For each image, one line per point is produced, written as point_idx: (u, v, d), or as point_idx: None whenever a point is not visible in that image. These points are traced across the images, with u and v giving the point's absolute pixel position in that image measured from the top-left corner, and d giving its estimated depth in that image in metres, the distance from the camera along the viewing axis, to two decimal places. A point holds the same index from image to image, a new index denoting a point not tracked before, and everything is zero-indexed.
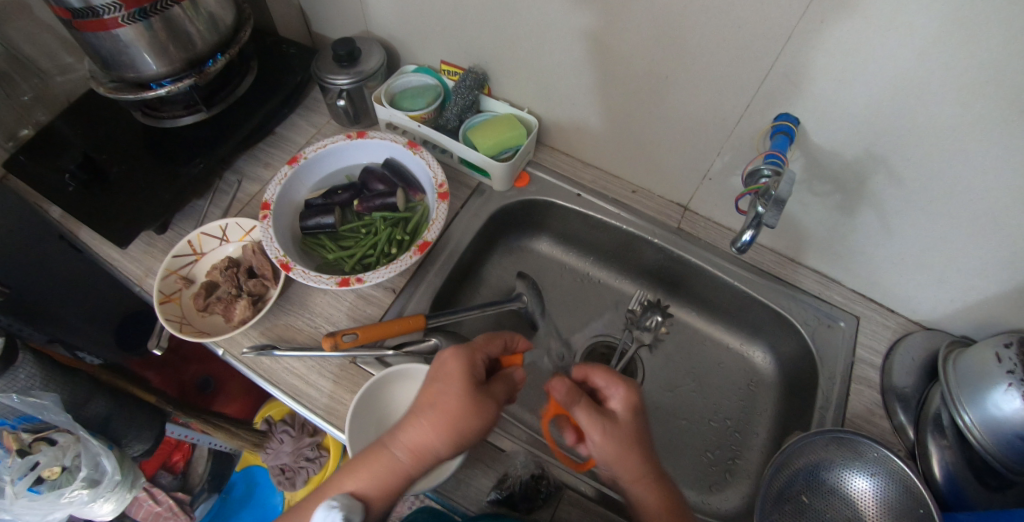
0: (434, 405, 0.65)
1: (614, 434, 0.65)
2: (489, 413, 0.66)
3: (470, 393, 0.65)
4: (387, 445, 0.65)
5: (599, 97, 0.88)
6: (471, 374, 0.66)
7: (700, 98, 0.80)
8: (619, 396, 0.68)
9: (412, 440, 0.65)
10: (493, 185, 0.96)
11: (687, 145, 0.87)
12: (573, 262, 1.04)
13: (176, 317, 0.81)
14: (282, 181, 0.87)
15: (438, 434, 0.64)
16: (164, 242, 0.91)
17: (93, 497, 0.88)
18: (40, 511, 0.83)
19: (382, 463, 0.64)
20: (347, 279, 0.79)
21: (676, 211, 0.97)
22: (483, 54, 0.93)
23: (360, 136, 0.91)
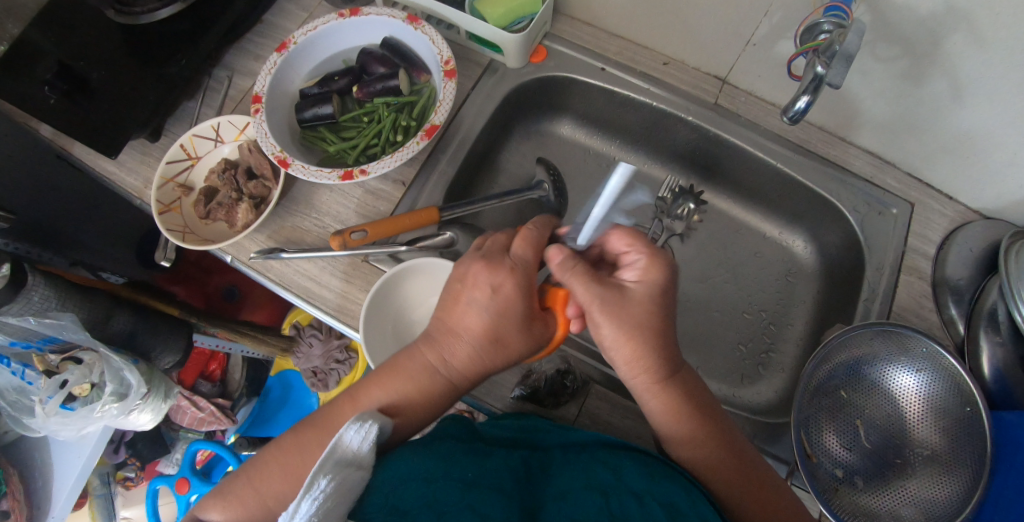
0: (495, 344, 0.57)
1: (619, 317, 0.57)
2: (541, 337, 0.59)
3: (530, 331, 0.58)
4: (439, 371, 0.58)
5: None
6: (530, 313, 0.58)
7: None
8: (638, 271, 0.59)
9: (456, 362, 0.58)
10: (507, 62, 0.85)
11: (728, 7, 0.74)
12: (597, 146, 0.95)
13: (178, 227, 0.77)
14: (272, 69, 0.78)
15: (497, 366, 0.59)
16: (159, 150, 0.85)
17: (124, 410, 0.89)
18: (75, 426, 0.87)
19: (437, 391, 0.58)
20: (350, 172, 0.73)
21: (713, 85, 0.86)
22: None
23: (353, 12, 0.80)
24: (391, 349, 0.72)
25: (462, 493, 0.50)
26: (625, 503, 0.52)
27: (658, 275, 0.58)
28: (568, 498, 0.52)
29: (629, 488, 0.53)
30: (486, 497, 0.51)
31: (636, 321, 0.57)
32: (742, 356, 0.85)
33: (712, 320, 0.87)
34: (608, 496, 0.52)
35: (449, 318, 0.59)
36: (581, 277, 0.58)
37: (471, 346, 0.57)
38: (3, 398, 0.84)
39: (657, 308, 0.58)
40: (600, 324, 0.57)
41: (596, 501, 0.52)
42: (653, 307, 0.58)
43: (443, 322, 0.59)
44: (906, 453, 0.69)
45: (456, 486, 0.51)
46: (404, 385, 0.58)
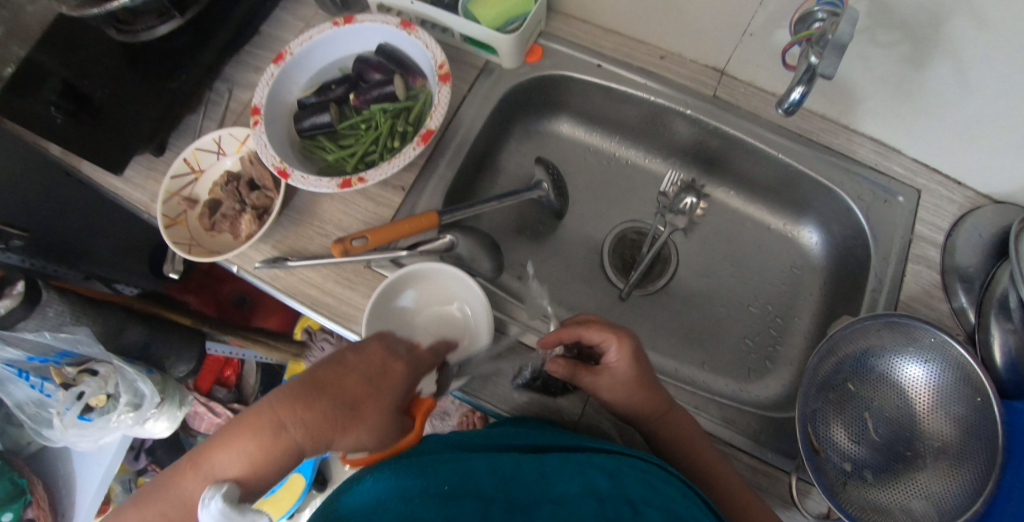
0: (356, 408, 0.55)
1: (618, 395, 0.68)
2: (394, 427, 0.56)
3: (388, 413, 0.56)
4: (286, 425, 0.53)
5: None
6: (395, 400, 0.57)
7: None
8: (616, 352, 0.68)
9: (312, 418, 0.53)
10: (502, 63, 0.85)
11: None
12: (597, 143, 0.94)
13: (184, 240, 0.78)
14: (270, 81, 0.79)
15: (347, 439, 0.54)
16: (164, 165, 0.87)
17: (139, 419, 0.90)
18: (93, 435, 0.88)
19: (276, 447, 0.53)
20: (349, 180, 0.74)
21: (712, 77, 0.85)
22: None
23: (346, 21, 0.80)
24: None
25: (440, 507, 0.51)
26: (620, 510, 0.53)
27: (632, 350, 0.68)
28: (562, 503, 0.53)
29: (625, 494, 0.54)
30: (464, 508, 0.51)
31: (640, 391, 0.68)
32: (749, 350, 0.85)
33: (717, 314, 0.87)
34: (604, 501, 0.53)
35: (321, 378, 0.55)
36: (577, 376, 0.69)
37: (322, 411, 0.54)
38: (22, 411, 0.84)
39: (637, 374, 0.68)
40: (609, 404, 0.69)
41: (593, 506, 0.53)
42: (637, 370, 0.68)
43: (312, 380, 0.55)
44: (917, 445, 0.68)
45: (435, 500, 0.51)
46: (243, 442, 0.52)
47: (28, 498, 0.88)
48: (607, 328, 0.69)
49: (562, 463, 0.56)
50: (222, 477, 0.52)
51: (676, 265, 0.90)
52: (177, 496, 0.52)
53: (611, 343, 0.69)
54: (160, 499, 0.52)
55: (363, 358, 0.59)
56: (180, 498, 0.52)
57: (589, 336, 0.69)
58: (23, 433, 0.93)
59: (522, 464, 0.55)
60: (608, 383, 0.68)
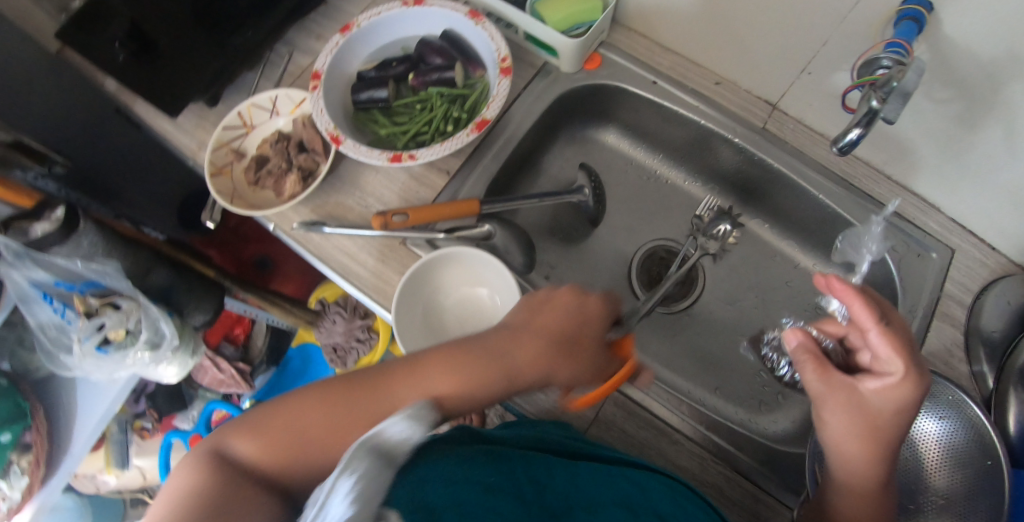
0: (568, 343, 0.62)
1: (847, 407, 0.57)
2: (599, 360, 0.62)
3: (593, 348, 0.62)
4: (504, 353, 0.60)
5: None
6: (599, 333, 0.64)
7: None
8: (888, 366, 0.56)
9: (525, 353, 0.61)
10: (561, 66, 0.86)
11: (785, 29, 0.74)
12: (640, 158, 0.95)
13: (227, 190, 0.79)
14: (334, 50, 0.80)
15: (559, 367, 0.61)
16: (215, 116, 0.88)
17: (155, 360, 0.91)
18: (108, 368, 0.88)
19: (487, 371, 0.59)
20: (399, 156, 0.74)
21: (763, 109, 0.86)
22: None
23: (417, 2, 0.82)
24: (418, 333, 0.72)
25: (480, 495, 0.47)
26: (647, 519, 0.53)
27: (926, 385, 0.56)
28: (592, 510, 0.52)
29: (652, 508, 0.54)
30: (503, 502, 0.47)
31: (864, 416, 0.56)
32: None
33: (735, 342, 0.87)
34: (633, 511, 0.53)
35: (525, 317, 0.64)
36: (807, 369, 0.59)
37: (540, 343, 0.61)
38: (42, 333, 0.85)
39: (887, 398, 0.56)
40: (829, 416, 0.58)
41: (621, 514, 0.53)
42: (899, 397, 0.55)
43: (519, 318, 0.64)
44: (920, 499, 0.68)
45: (476, 488, 0.47)
46: (459, 361, 0.59)
47: (28, 422, 0.91)
48: (908, 341, 0.56)
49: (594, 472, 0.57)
50: (432, 388, 0.57)
51: (702, 289, 0.90)
52: (387, 396, 0.57)
53: (876, 338, 0.56)
54: (369, 396, 0.57)
55: (558, 297, 0.65)
56: (390, 397, 0.57)
57: (864, 321, 0.57)
58: (32, 358, 0.97)
59: (556, 472, 0.54)
60: (897, 404, 0.55)
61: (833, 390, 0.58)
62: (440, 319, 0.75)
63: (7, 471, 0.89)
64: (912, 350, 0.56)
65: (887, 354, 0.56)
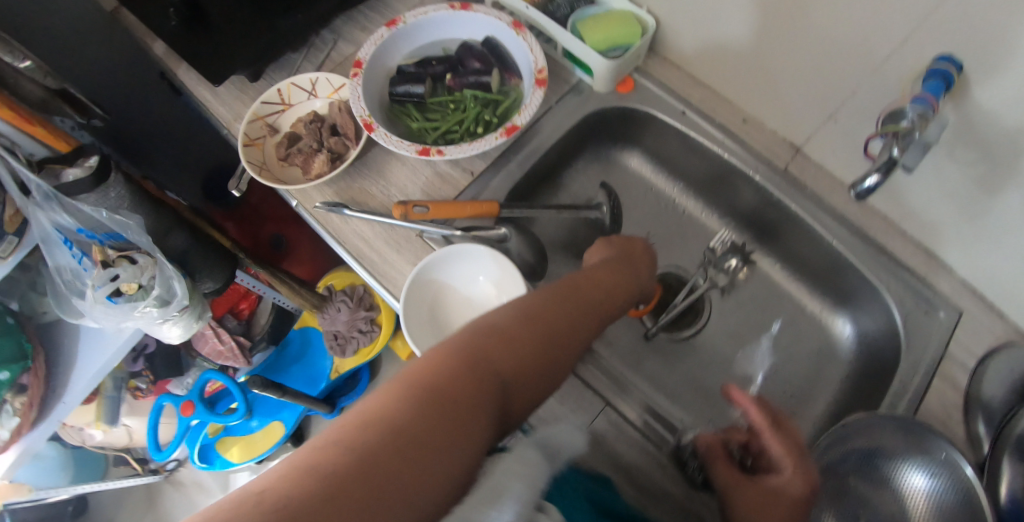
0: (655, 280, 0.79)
1: (759, 500, 0.61)
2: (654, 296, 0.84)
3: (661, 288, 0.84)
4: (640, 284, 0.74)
5: (741, 6, 0.76)
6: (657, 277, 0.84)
7: (854, 22, 0.68)
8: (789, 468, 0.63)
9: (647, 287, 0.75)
10: (594, 85, 0.88)
11: (816, 74, 0.76)
12: (661, 185, 0.96)
13: (257, 162, 0.81)
14: (378, 42, 0.83)
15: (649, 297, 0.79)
16: (255, 91, 0.91)
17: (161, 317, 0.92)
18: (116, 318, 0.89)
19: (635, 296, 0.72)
20: (428, 150, 0.76)
21: (786, 151, 0.87)
22: None
23: (463, 7, 0.84)
24: (424, 323, 0.72)
25: None
26: None
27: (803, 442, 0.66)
28: None
29: None
30: None
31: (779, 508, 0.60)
32: None
33: (734, 378, 0.87)
34: None
35: (634, 260, 0.76)
36: (721, 471, 0.65)
37: (650, 282, 0.76)
38: (58, 276, 0.87)
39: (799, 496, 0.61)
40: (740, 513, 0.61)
41: None
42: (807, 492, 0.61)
43: (630, 259, 0.75)
44: None
45: None
46: (625, 287, 0.70)
47: (28, 364, 0.94)
48: (797, 440, 0.66)
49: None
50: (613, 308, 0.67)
51: (708, 321, 0.91)
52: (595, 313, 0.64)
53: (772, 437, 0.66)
54: (584, 309, 0.63)
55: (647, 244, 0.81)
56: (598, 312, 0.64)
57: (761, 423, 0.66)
58: (41, 303, 1.02)
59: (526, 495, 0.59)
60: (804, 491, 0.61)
61: (738, 484, 0.63)
62: (445, 316, 0.74)
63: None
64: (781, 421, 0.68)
65: (783, 452, 0.65)
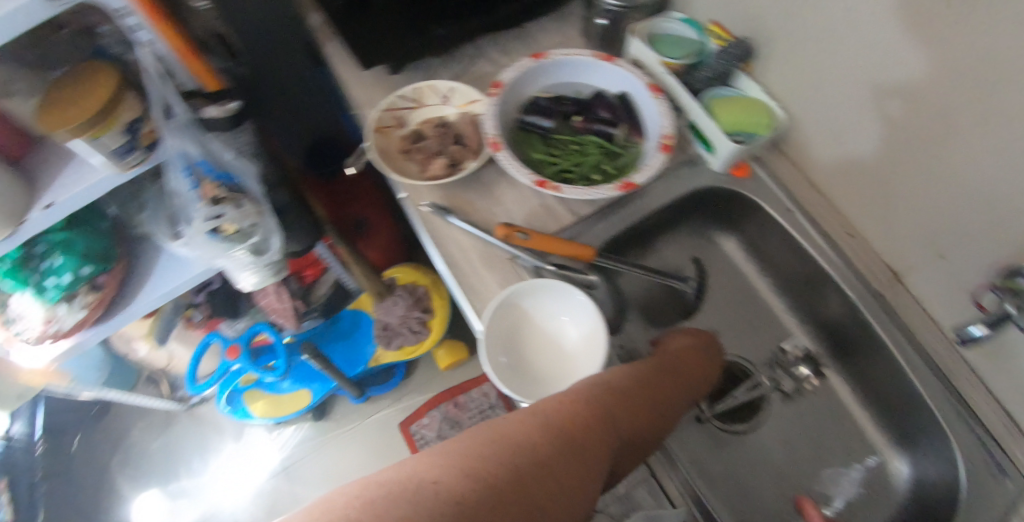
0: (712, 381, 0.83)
1: None
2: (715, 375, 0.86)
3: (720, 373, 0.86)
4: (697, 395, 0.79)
5: (869, 121, 0.77)
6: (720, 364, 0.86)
7: (985, 171, 0.68)
8: None
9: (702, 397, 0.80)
10: (712, 163, 0.88)
11: (933, 210, 0.76)
12: (749, 274, 0.97)
13: (381, 148, 0.84)
14: (521, 70, 0.87)
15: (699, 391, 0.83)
16: (392, 83, 0.96)
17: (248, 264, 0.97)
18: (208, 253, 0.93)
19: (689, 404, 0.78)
20: (545, 183, 0.78)
21: (883, 274, 0.86)
22: (761, 26, 0.86)
23: (608, 59, 0.87)
24: (502, 348, 0.72)
25: None
26: None
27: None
28: None
29: None
30: None
31: None
32: None
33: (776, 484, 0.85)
34: None
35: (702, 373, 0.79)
36: None
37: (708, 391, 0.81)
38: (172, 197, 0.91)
39: None
40: None
41: None
42: None
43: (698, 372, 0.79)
44: None
45: None
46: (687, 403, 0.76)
47: (108, 266, 1.04)
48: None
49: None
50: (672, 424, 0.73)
51: (763, 421, 0.88)
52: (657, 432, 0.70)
53: None
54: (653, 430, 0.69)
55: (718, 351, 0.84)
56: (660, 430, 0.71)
57: None
58: (136, 215, 1.09)
59: None
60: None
61: None
62: (521, 344, 0.74)
63: (71, 299, 0.99)
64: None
65: None
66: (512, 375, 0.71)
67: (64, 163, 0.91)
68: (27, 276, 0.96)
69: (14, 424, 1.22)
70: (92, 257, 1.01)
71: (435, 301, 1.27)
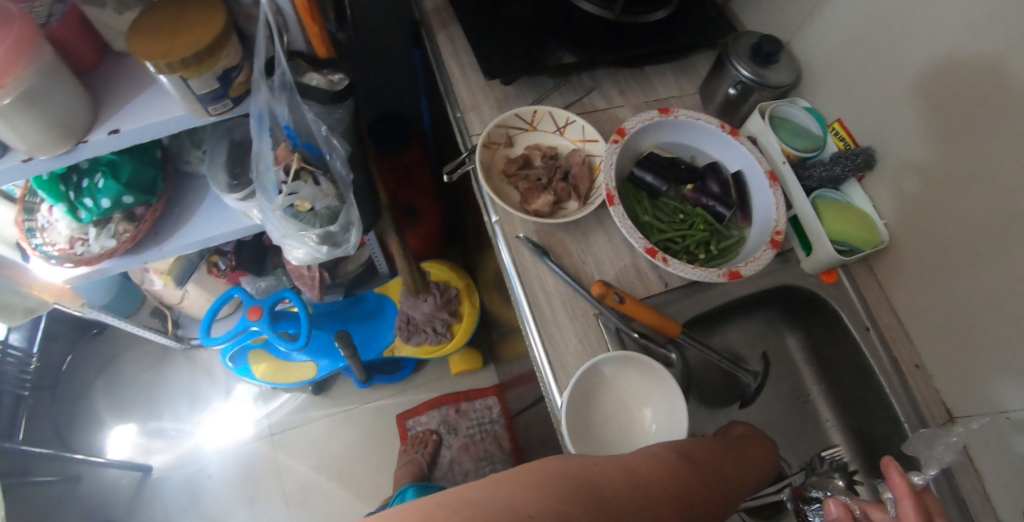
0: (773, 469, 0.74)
1: None
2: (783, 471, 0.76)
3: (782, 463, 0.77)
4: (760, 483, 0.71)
5: (963, 257, 0.78)
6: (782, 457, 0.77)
7: None
8: None
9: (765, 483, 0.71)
10: (803, 262, 0.88)
11: (1009, 368, 0.75)
12: (804, 375, 0.96)
13: (485, 165, 0.81)
14: (645, 122, 0.83)
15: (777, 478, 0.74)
16: (501, 93, 0.92)
17: (315, 246, 0.94)
18: (280, 229, 0.89)
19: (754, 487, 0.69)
20: (654, 252, 0.75)
21: (939, 415, 0.83)
22: (888, 140, 0.84)
23: (732, 133, 0.84)
24: (576, 415, 0.70)
25: None
26: None
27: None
28: None
29: None
30: None
31: None
32: None
33: None
34: None
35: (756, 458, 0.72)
36: None
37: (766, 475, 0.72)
38: (254, 162, 0.82)
39: None
40: None
41: None
42: None
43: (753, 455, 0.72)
44: None
45: None
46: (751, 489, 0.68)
47: (151, 201, 0.97)
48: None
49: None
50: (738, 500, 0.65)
51: None
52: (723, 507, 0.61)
53: None
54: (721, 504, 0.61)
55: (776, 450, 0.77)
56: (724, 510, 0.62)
57: None
58: (190, 151, 1.03)
59: None
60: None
61: None
62: (595, 416, 0.72)
63: (103, 225, 0.94)
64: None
65: None
66: (583, 444, 0.69)
67: (138, 86, 0.83)
68: (64, 193, 0.91)
69: (11, 335, 1.14)
70: (133, 187, 0.94)
71: (464, 307, 1.24)
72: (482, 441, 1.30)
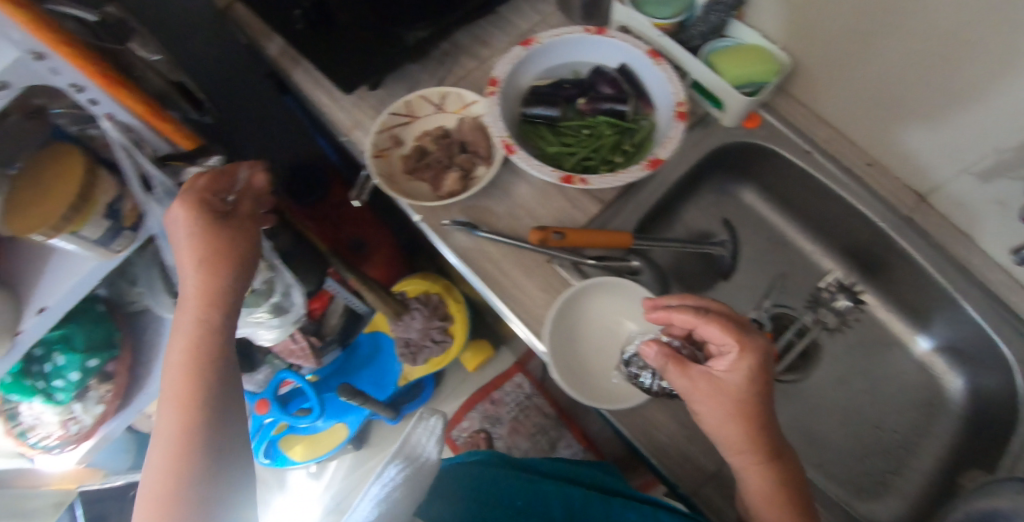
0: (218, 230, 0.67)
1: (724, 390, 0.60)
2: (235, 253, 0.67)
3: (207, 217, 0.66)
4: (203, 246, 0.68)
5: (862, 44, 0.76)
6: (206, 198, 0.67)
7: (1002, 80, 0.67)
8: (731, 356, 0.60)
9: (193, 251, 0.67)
10: (722, 119, 0.87)
11: (949, 129, 0.75)
12: (774, 220, 0.95)
13: (386, 173, 0.80)
14: (514, 60, 0.82)
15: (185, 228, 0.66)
16: (374, 99, 0.91)
17: (276, 324, 0.94)
18: (232, 323, 0.90)
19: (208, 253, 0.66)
20: (572, 177, 0.74)
21: (910, 199, 0.84)
22: None
23: (599, 32, 0.83)
24: (564, 359, 0.72)
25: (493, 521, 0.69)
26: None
27: (768, 347, 0.61)
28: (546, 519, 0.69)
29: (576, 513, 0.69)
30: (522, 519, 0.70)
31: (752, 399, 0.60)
32: (864, 469, 0.83)
33: (839, 422, 0.86)
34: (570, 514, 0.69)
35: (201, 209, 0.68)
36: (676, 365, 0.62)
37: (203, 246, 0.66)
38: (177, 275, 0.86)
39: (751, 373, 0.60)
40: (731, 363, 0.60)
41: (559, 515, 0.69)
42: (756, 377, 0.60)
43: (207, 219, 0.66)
44: None
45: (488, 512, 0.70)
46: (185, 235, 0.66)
47: (115, 352, 0.98)
48: (728, 318, 0.62)
49: (624, 508, 0.69)
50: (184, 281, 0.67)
51: (818, 366, 0.89)
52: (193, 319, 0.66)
53: (730, 349, 0.60)
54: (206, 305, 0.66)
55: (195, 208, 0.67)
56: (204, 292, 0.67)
57: (705, 329, 0.61)
58: (128, 290, 1.02)
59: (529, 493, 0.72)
60: (747, 375, 0.59)
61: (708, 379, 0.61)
62: (582, 351, 0.74)
63: (85, 396, 0.95)
64: (740, 326, 0.61)
65: (721, 335, 0.60)
66: (576, 380, 0.71)
67: (43, 259, 0.83)
68: (33, 385, 0.91)
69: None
70: (93, 350, 0.95)
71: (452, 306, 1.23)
72: (526, 418, 1.33)
